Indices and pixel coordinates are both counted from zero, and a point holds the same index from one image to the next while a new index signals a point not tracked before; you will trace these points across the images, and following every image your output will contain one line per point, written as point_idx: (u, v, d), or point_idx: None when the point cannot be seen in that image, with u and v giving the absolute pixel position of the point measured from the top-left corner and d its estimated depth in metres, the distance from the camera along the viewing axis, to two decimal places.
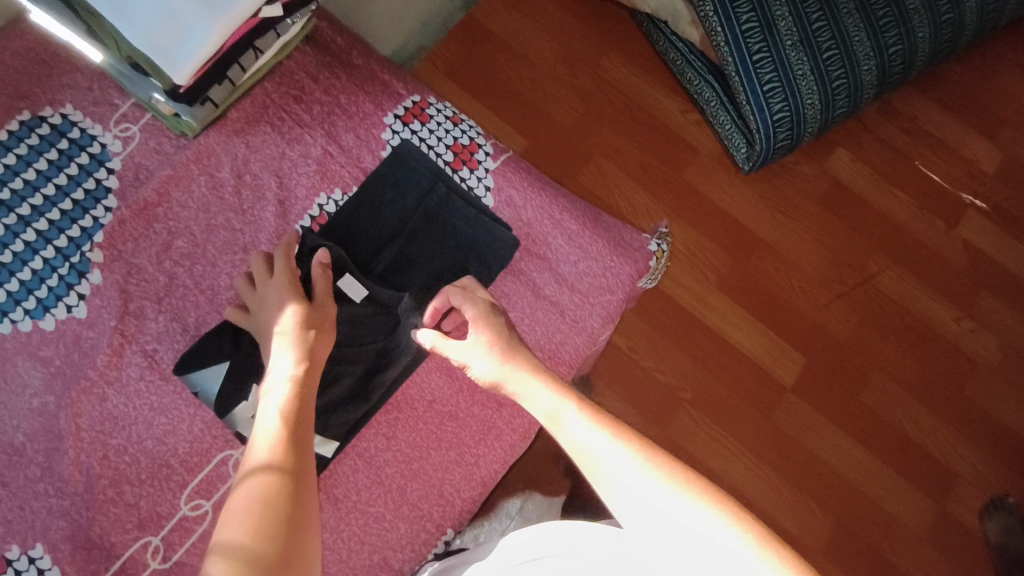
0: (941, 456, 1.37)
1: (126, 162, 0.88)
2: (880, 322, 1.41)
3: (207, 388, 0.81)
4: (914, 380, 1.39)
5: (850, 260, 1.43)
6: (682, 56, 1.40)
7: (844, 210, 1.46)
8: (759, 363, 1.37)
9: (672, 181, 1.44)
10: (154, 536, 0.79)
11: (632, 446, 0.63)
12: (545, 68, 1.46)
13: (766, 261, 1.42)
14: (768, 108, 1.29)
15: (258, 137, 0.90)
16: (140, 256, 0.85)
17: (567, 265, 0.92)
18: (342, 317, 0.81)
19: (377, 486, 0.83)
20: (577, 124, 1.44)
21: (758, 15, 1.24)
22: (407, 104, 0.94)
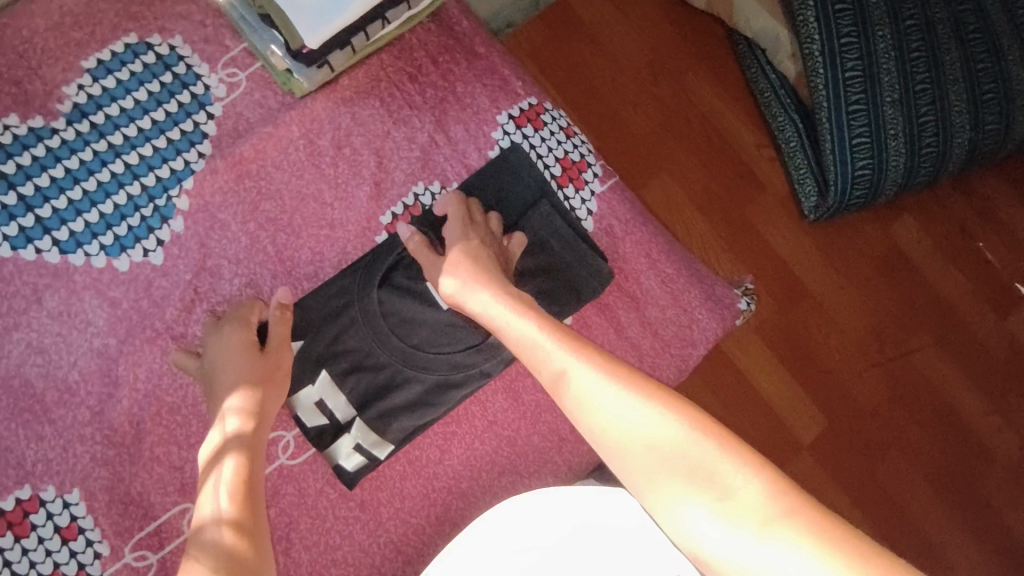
0: (938, 542, 1.22)
1: (228, 109, 0.82)
2: (909, 401, 1.26)
3: None
4: (928, 461, 1.25)
5: (893, 332, 1.28)
6: (772, 88, 1.26)
7: (899, 276, 1.30)
8: (780, 414, 1.24)
9: (733, 214, 1.30)
10: (191, 505, 0.75)
11: (636, 396, 0.57)
12: (629, 69, 1.32)
13: (808, 315, 1.28)
14: (850, 164, 1.14)
15: (366, 110, 0.86)
16: (225, 212, 0.80)
17: (654, 309, 0.89)
18: (425, 319, 0.80)
19: (423, 497, 0.81)
20: (654, 138, 1.31)
21: (864, 64, 1.12)
22: (522, 105, 0.90)
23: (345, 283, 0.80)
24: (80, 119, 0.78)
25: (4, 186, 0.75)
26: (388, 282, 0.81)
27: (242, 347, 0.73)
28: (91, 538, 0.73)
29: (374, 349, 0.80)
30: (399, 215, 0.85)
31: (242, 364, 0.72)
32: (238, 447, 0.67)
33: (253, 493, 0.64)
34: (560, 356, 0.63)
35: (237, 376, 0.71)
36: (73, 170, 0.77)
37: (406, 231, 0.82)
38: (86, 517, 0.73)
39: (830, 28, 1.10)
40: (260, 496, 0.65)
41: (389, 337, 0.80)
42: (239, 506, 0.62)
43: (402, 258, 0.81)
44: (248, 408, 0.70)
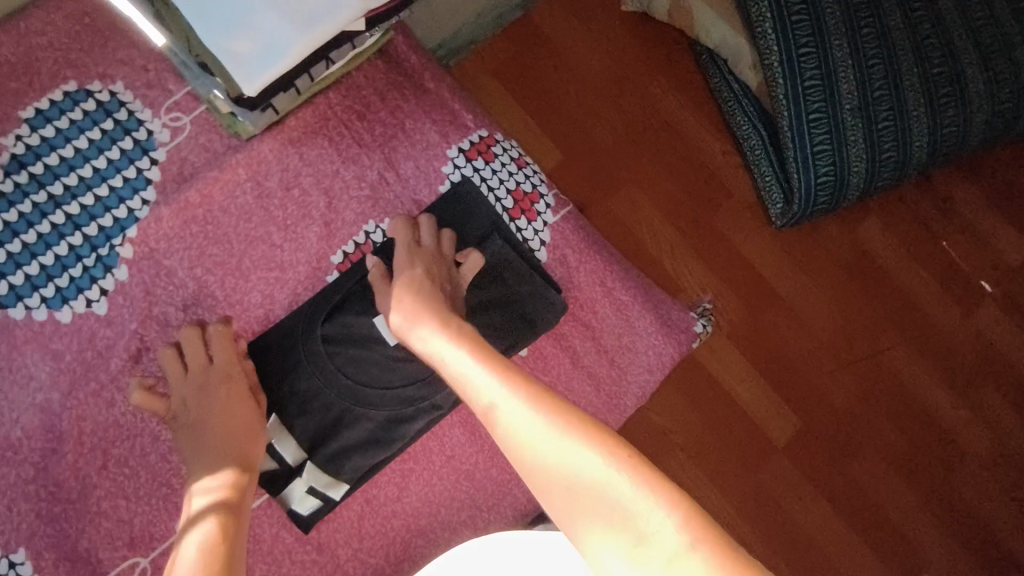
0: (917, 541, 1.26)
1: (172, 154, 0.81)
2: (877, 398, 1.29)
3: None
4: (903, 458, 1.28)
5: (862, 331, 1.31)
6: (735, 96, 1.28)
7: (866, 279, 1.33)
8: (754, 419, 1.27)
9: (701, 222, 1.32)
10: (143, 558, 0.74)
11: (568, 432, 0.57)
12: (594, 86, 1.33)
13: (780, 318, 1.30)
14: (812, 170, 1.17)
15: (314, 150, 0.85)
16: (171, 258, 0.79)
17: (610, 337, 0.89)
18: (374, 358, 0.81)
19: (381, 536, 0.81)
20: (615, 154, 1.32)
21: (823, 72, 1.12)
22: (473, 139, 0.90)
23: (289, 329, 0.81)
24: (19, 170, 0.76)
25: None
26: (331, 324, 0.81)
27: (232, 392, 0.74)
28: None
29: (322, 390, 0.80)
30: (351, 254, 0.85)
31: (235, 411, 0.73)
32: (224, 492, 0.68)
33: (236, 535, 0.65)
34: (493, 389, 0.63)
35: (223, 424, 0.72)
36: (12, 222, 0.75)
37: (347, 276, 0.83)
38: None
39: (788, 39, 1.10)
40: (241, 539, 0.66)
41: (336, 377, 0.80)
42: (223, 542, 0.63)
43: (341, 305, 0.81)
44: (241, 454, 0.72)
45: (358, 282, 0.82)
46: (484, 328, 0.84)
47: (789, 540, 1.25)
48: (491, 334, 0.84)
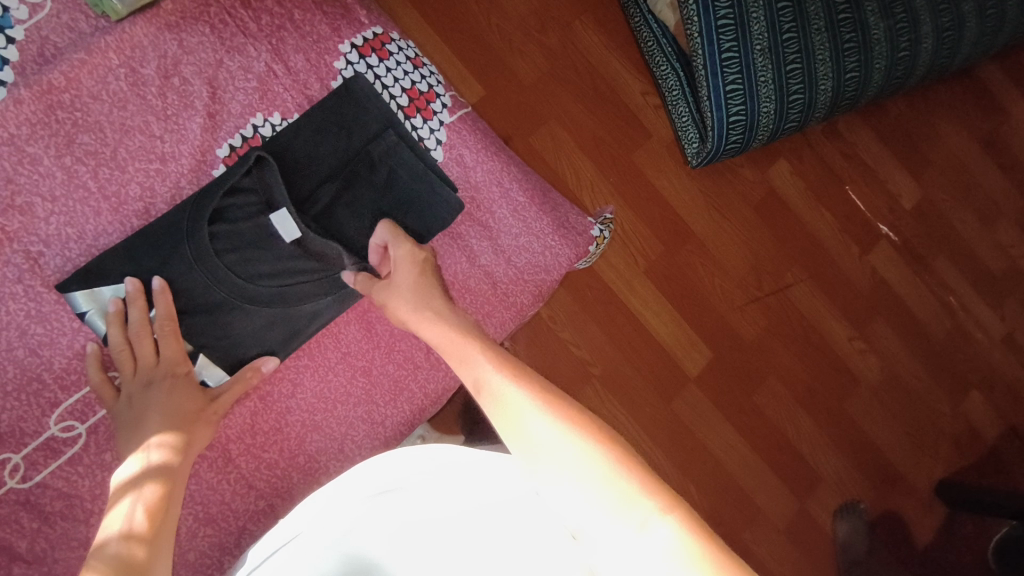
0: (810, 456, 1.42)
1: (31, 33, 0.75)
2: (783, 329, 1.43)
3: (96, 314, 0.73)
4: (802, 388, 1.43)
5: (770, 268, 1.43)
6: (654, 38, 1.31)
7: (773, 218, 1.44)
8: (666, 348, 1.36)
9: (621, 160, 1.37)
10: (15, 455, 0.71)
11: (549, 410, 0.63)
12: (513, 14, 1.33)
13: (693, 255, 1.40)
14: (725, 108, 1.23)
15: (194, 37, 0.80)
16: (35, 145, 0.74)
17: (508, 237, 0.91)
18: (267, 254, 0.78)
19: (276, 431, 0.80)
20: (536, 85, 1.34)
21: (735, 12, 1.18)
22: (367, 35, 0.87)
23: (173, 219, 0.76)
24: None
25: None
26: (219, 221, 0.77)
27: (182, 386, 0.72)
28: None
29: (211, 285, 0.76)
30: (238, 147, 0.82)
31: (182, 402, 0.71)
32: (161, 474, 0.66)
33: (167, 513, 0.64)
34: (504, 387, 0.66)
35: (167, 412, 0.70)
36: None
37: (236, 166, 0.78)
38: None
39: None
40: (173, 523, 0.64)
41: (224, 273, 0.76)
42: (155, 518, 0.62)
43: (230, 203, 0.78)
44: (182, 442, 0.69)
45: (253, 177, 0.78)
46: None
47: (695, 454, 1.36)
48: None
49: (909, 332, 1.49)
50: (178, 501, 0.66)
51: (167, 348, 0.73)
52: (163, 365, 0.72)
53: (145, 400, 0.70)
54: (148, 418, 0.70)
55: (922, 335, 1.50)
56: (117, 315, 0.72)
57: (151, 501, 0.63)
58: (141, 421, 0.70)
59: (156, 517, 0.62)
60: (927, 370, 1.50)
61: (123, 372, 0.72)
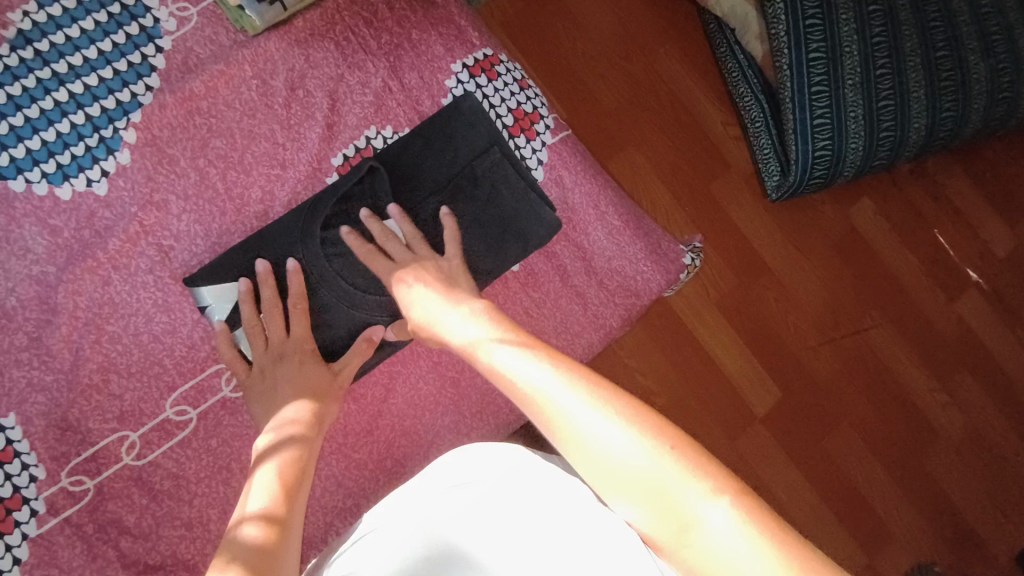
0: (882, 510, 1.34)
1: (177, 44, 0.81)
2: (859, 374, 1.37)
3: (215, 308, 0.77)
4: (877, 437, 1.36)
5: (849, 310, 1.38)
6: (740, 69, 1.31)
7: (854, 259, 1.40)
8: (734, 384, 1.33)
9: (699, 191, 1.36)
10: (132, 432, 0.75)
11: (566, 377, 0.59)
12: (600, 42, 1.35)
13: (768, 291, 1.36)
14: (811, 143, 1.20)
15: (320, 53, 0.85)
16: (174, 147, 0.80)
17: (601, 259, 0.92)
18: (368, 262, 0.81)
19: (366, 433, 0.83)
20: (622, 113, 1.35)
21: (827, 46, 1.17)
22: (478, 56, 0.91)
23: (289, 223, 0.80)
24: (24, 46, 0.76)
25: None
26: (331, 226, 0.81)
27: (312, 361, 0.75)
28: (27, 462, 0.72)
29: (320, 284, 0.80)
30: (351, 157, 0.86)
31: (313, 376, 0.73)
32: (296, 444, 0.67)
33: (299, 484, 0.64)
34: (515, 356, 0.62)
35: (302, 386, 0.72)
36: (16, 96, 0.76)
37: (349, 175, 0.82)
38: (21, 441, 0.72)
39: (796, 9, 1.16)
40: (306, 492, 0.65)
41: (333, 273, 0.80)
42: (287, 492, 0.62)
43: (341, 209, 0.81)
44: (315, 411, 0.71)
45: (364, 186, 0.82)
46: (483, 243, 0.85)
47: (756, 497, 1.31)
48: (488, 247, 0.85)
49: (999, 387, 1.40)
50: (309, 471, 0.67)
51: (298, 324, 0.76)
52: (292, 340, 0.75)
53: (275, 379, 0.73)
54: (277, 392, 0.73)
55: (1012, 393, 1.40)
56: (247, 293, 0.76)
57: (285, 471, 0.64)
58: (271, 398, 0.73)
59: (290, 487, 0.63)
60: (1017, 431, 1.40)
61: (257, 346, 0.75)
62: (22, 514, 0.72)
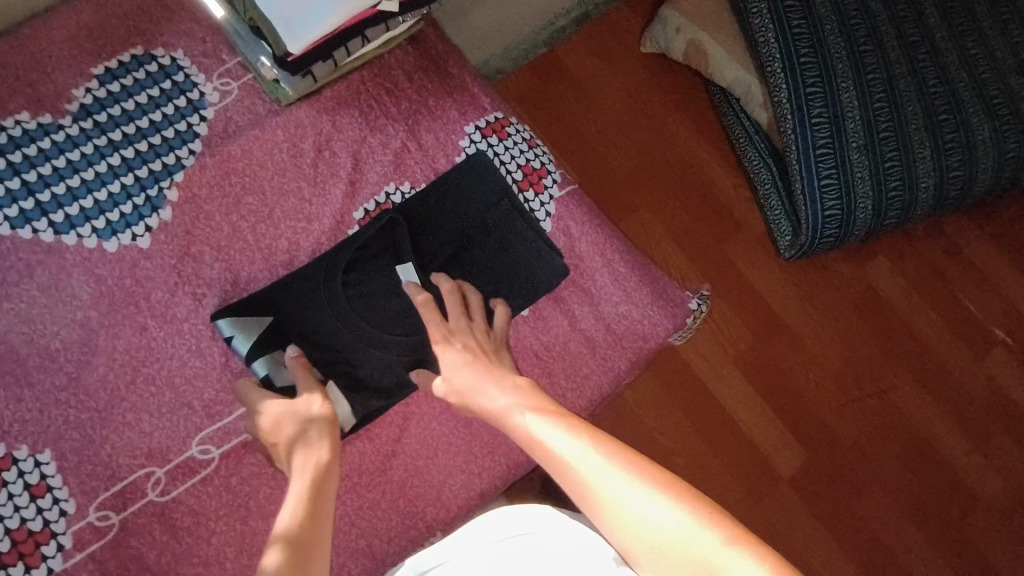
0: None
1: (219, 113, 0.90)
2: (886, 434, 1.35)
3: (240, 339, 0.81)
4: (911, 501, 1.32)
5: (871, 368, 1.38)
6: (747, 135, 1.38)
7: (872, 316, 1.40)
8: (755, 444, 1.31)
9: (712, 251, 1.40)
10: (157, 468, 0.79)
11: (599, 452, 0.64)
12: (610, 112, 1.44)
13: (787, 348, 1.37)
14: (819, 203, 1.25)
15: (346, 119, 0.94)
16: (211, 203, 0.87)
17: (608, 304, 0.95)
18: (389, 303, 0.87)
19: (380, 473, 0.85)
20: (633, 177, 1.42)
21: (829, 112, 1.23)
22: (489, 118, 0.99)
23: (314, 267, 0.86)
24: (85, 117, 0.85)
25: (10, 172, 0.81)
26: (353, 270, 0.87)
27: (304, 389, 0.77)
28: (58, 496, 0.76)
29: (341, 319, 0.85)
30: (371, 211, 0.92)
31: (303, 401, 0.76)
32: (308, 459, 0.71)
33: (323, 495, 0.69)
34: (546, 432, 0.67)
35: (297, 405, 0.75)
36: (75, 161, 0.84)
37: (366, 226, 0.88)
38: (55, 476, 0.76)
39: (797, 80, 1.23)
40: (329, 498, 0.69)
41: (353, 311, 0.85)
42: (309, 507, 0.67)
43: (361, 255, 0.87)
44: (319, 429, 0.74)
45: (385, 234, 0.88)
46: (494, 287, 0.91)
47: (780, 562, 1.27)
48: (498, 292, 0.91)
49: None
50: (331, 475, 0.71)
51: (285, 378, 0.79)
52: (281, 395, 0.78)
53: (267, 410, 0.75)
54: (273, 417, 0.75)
55: None
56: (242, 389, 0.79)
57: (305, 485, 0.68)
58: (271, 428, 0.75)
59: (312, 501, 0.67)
60: None
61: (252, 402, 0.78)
62: (49, 548, 0.75)
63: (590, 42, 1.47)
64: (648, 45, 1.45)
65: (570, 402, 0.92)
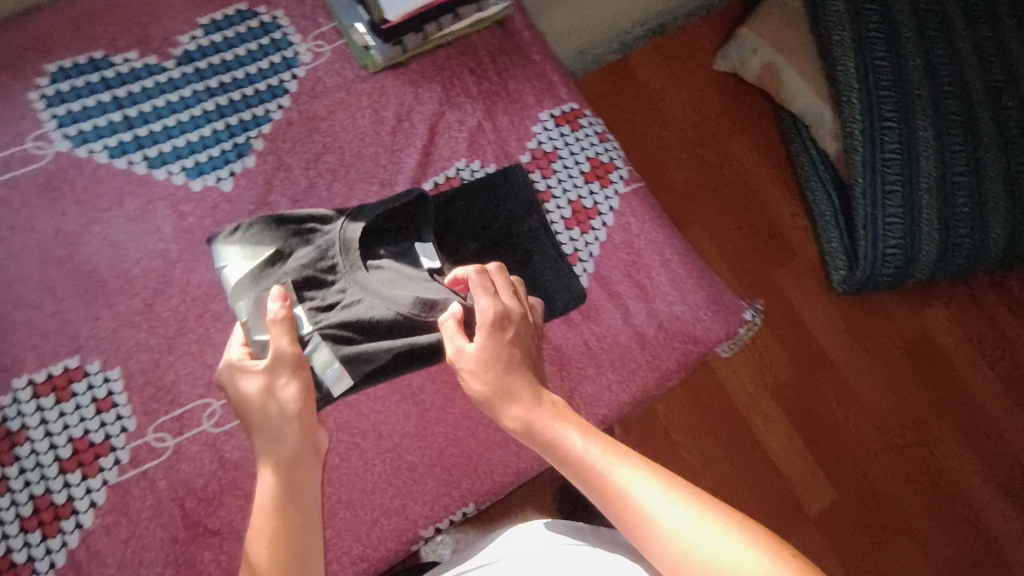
0: None
1: (309, 73, 0.94)
2: (923, 487, 1.30)
3: (239, 270, 0.74)
4: (943, 559, 1.27)
5: (915, 417, 1.34)
6: (812, 164, 1.36)
7: (922, 363, 1.36)
8: (785, 476, 1.28)
9: (762, 276, 1.38)
10: (214, 400, 0.82)
11: (661, 483, 0.59)
12: (675, 125, 1.43)
13: (828, 384, 1.34)
14: (881, 241, 1.22)
15: (428, 92, 0.96)
16: (292, 157, 0.91)
17: (662, 303, 0.95)
18: (408, 270, 0.78)
19: (421, 437, 0.87)
20: (692, 192, 1.41)
21: (903, 149, 1.20)
22: (563, 108, 1.00)
23: (329, 220, 0.79)
24: (187, 63, 0.90)
25: (114, 106, 0.86)
26: (371, 234, 0.80)
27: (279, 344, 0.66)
28: (121, 413, 0.80)
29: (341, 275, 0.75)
30: (441, 185, 0.94)
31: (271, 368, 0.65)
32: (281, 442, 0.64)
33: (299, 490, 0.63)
34: (602, 458, 0.61)
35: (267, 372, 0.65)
36: (173, 102, 0.88)
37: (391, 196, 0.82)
38: (120, 394, 0.80)
39: (872, 112, 1.20)
40: (308, 487, 0.64)
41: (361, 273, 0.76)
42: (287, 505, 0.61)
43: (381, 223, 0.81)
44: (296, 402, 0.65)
45: (408, 207, 0.82)
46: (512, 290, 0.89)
47: None
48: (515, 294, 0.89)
49: None
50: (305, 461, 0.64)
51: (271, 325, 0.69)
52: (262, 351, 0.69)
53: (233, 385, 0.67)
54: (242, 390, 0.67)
55: None
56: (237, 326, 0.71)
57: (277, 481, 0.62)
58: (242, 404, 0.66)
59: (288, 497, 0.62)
60: None
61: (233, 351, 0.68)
62: (107, 460, 0.78)
63: (664, 53, 1.46)
64: (722, 62, 1.44)
65: (614, 394, 0.92)
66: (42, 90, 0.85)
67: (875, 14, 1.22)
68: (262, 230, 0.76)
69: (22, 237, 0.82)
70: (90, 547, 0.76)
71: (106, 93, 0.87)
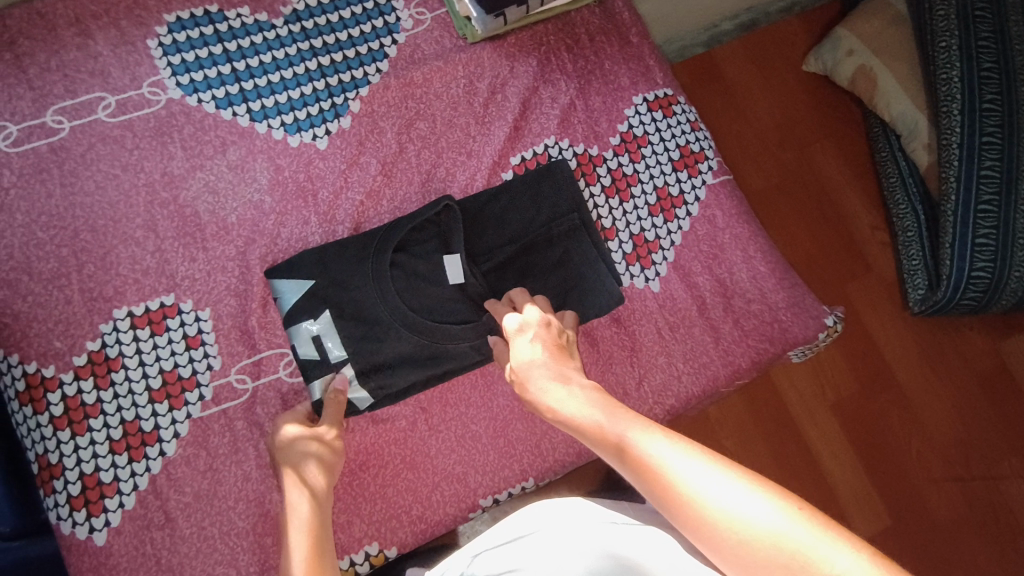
0: None
1: (409, 40, 0.95)
2: (987, 525, 1.23)
3: (286, 298, 0.84)
4: None
5: (982, 451, 1.26)
6: (900, 175, 1.29)
7: (997, 396, 1.29)
8: (838, 498, 1.23)
9: (832, 288, 1.32)
10: (289, 351, 0.85)
11: (676, 442, 0.59)
12: (756, 125, 1.38)
13: (892, 407, 1.28)
14: (968, 261, 1.14)
15: (523, 67, 0.96)
16: (386, 121, 0.92)
17: (741, 300, 0.93)
18: (434, 290, 0.86)
19: (486, 408, 0.88)
20: (770, 194, 1.35)
21: (1003, 166, 1.11)
22: (657, 93, 0.98)
23: (365, 240, 0.86)
24: (295, 21, 0.92)
25: (224, 58, 0.90)
26: (401, 250, 0.87)
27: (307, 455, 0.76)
28: (208, 351, 0.84)
29: (375, 299, 0.84)
30: (528, 159, 0.94)
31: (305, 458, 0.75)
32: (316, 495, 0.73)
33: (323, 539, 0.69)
34: (618, 421, 0.62)
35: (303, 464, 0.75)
36: (279, 59, 0.91)
37: (427, 205, 0.87)
38: (209, 334, 0.84)
39: (973, 126, 1.12)
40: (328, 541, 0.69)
41: (392, 292, 0.84)
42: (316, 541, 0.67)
43: (413, 237, 0.87)
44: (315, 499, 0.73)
45: (439, 219, 0.88)
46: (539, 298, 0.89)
47: None
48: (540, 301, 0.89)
49: None
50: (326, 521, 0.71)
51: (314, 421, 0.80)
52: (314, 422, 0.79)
53: (298, 442, 0.77)
54: (310, 448, 0.76)
55: None
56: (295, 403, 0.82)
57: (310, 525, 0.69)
58: (300, 461, 0.75)
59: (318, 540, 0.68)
60: None
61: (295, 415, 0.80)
62: (192, 395, 0.82)
63: (751, 49, 1.41)
64: (812, 64, 1.38)
65: (682, 387, 0.91)
66: (161, 38, 0.89)
67: (987, 19, 1.13)
68: (302, 261, 0.85)
69: (132, 176, 0.86)
70: (171, 474, 0.81)
71: (218, 45, 0.90)
